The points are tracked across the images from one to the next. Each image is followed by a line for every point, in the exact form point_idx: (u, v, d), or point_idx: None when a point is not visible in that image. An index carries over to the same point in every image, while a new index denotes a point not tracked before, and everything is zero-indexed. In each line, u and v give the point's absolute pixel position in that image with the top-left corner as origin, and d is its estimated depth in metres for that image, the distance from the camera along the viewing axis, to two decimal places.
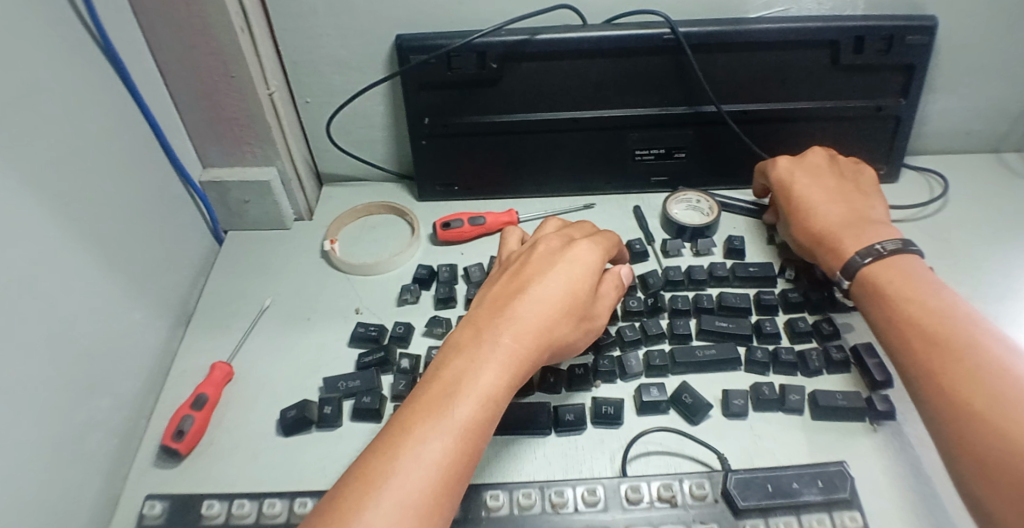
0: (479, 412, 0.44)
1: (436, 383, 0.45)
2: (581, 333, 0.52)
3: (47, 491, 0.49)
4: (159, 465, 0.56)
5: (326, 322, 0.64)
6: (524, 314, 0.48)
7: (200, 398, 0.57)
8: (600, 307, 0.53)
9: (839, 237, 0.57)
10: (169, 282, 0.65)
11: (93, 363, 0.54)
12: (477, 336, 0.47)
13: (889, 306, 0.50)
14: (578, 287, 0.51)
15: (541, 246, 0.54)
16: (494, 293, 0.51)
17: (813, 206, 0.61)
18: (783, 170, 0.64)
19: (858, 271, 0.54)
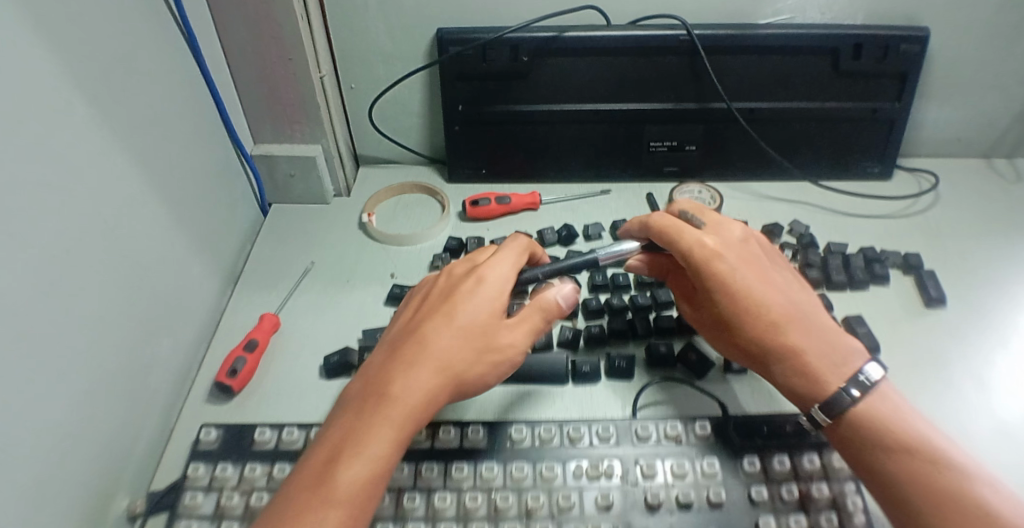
0: (374, 464, 0.44)
1: (332, 444, 0.45)
2: (494, 372, 0.50)
3: (118, 414, 0.55)
4: (213, 401, 0.62)
5: (365, 285, 0.70)
6: (429, 368, 0.47)
7: (251, 342, 0.63)
8: (517, 336, 0.50)
9: (805, 357, 0.51)
10: (222, 243, 0.71)
11: (158, 306, 0.60)
12: (378, 390, 0.46)
13: (854, 443, 0.48)
14: (488, 330, 0.49)
15: (462, 282, 0.52)
16: (406, 336, 0.50)
17: (772, 310, 0.52)
18: (698, 246, 0.55)
19: (846, 409, 0.49)
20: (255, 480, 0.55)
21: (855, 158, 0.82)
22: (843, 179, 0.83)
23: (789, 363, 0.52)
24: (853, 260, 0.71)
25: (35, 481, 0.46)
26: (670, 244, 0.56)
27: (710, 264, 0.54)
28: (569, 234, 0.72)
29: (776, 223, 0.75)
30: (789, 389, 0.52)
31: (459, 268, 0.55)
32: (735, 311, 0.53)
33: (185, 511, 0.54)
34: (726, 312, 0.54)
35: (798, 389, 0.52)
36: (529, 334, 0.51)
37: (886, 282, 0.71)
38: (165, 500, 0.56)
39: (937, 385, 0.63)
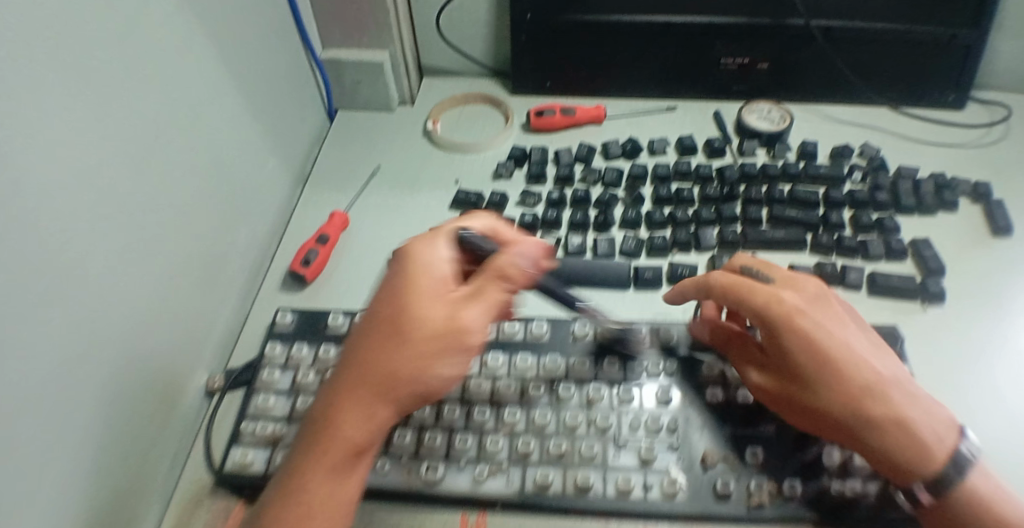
0: (332, 503, 0.43)
1: (302, 490, 0.43)
2: (449, 363, 0.45)
3: (201, 291, 0.59)
4: (286, 289, 0.65)
5: (429, 189, 0.72)
6: (375, 398, 0.44)
7: (323, 236, 0.66)
8: (472, 322, 0.46)
9: (909, 434, 0.46)
10: (292, 144, 0.73)
11: (236, 195, 0.63)
12: (322, 432, 0.44)
13: (955, 523, 0.46)
14: (435, 339, 0.45)
15: (412, 291, 0.46)
16: (351, 358, 0.45)
17: (865, 376, 0.48)
18: (779, 301, 0.51)
19: (954, 485, 0.45)
20: (328, 362, 0.57)
21: (923, 85, 0.78)
22: (913, 107, 0.80)
23: (889, 437, 0.47)
24: (924, 185, 0.69)
25: (134, 334, 0.50)
26: (748, 306, 0.52)
27: (797, 349, 0.49)
28: (635, 148, 0.72)
29: (846, 145, 0.74)
30: (883, 466, 0.48)
31: (416, 261, 0.47)
32: (828, 391, 0.48)
33: (263, 385, 0.57)
34: (814, 375, 0.49)
35: (900, 464, 0.47)
36: (486, 313, 0.46)
37: (954, 209, 0.70)
38: (243, 377, 0.60)
39: (1001, 309, 0.62)
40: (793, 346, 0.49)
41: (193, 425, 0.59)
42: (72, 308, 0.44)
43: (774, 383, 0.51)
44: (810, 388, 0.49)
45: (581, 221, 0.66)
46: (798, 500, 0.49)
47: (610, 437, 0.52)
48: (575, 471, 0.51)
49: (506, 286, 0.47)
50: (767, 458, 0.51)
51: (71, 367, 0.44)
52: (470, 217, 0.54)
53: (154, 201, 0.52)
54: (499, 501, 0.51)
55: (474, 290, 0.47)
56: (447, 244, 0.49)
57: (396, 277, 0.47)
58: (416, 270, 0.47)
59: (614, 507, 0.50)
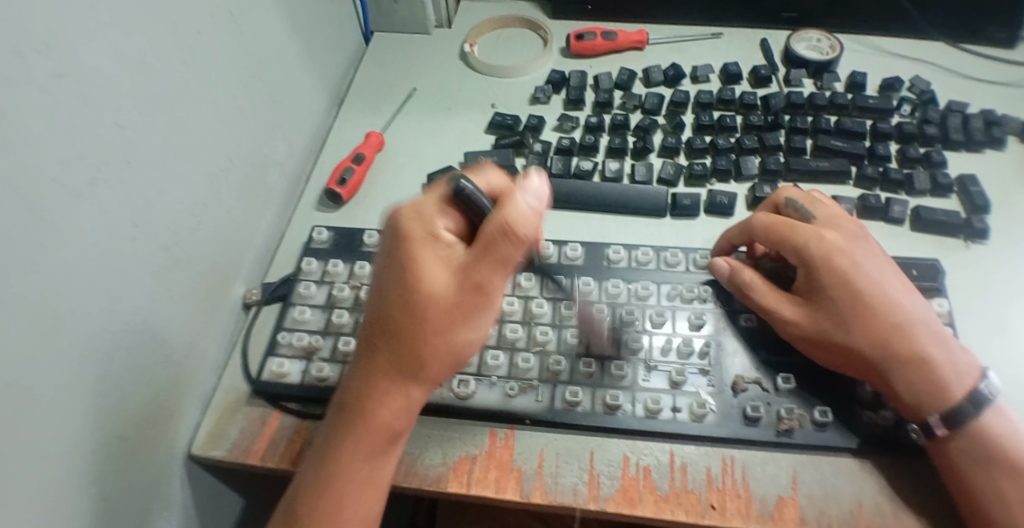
0: (379, 481, 0.45)
1: (338, 468, 0.43)
2: (471, 327, 0.42)
3: (239, 204, 0.59)
4: (321, 208, 0.66)
5: (464, 112, 0.71)
6: (404, 378, 0.42)
7: (358, 155, 0.66)
8: (490, 283, 0.40)
9: (931, 368, 0.47)
10: (327, 64, 0.72)
11: (273, 111, 0.63)
12: (355, 416, 0.43)
13: (960, 462, 0.45)
14: (455, 308, 0.41)
15: (416, 275, 0.41)
16: (370, 341, 0.43)
17: (896, 315, 0.48)
18: (815, 239, 0.51)
19: (967, 424, 0.45)
20: (364, 278, 0.58)
21: (985, 19, 0.74)
22: (968, 42, 0.76)
23: (911, 373, 0.47)
24: (973, 120, 0.67)
25: (174, 238, 0.51)
26: (788, 243, 0.52)
27: (831, 285, 0.49)
28: (676, 75, 0.70)
29: (896, 77, 0.71)
30: (900, 400, 0.48)
31: (414, 226, 0.42)
32: (856, 323, 0.48)
33: (300, 298, 0.58)
34: (844, 308, 0.48)
35: (921, 396, 0.46)
36: (501, 270, 0.40)
37: (1003, 146, 0.67)
38: (280, 290, 0.60)
39: None
40: (825, 284, 0.49)
41: (231, 335, 0.59)
42: (111, 202, 0.45)
43: (806, 317, 0.50)
44: (838, 321, 0.48)
45: (620, 147, 0.64)
46: (828, 428, 0.49)
47: (641, 359, 0.52)
48: (604, 390, 0.51)
49: (514, 242, 0.40)
50: (799, 385, 0.51)
51: (113, 260, 0.45)
52: (473, 174, 0.46)
53: (192, 105, 0.52)
54: (528, 418, 0.51)
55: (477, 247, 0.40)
56: (446, 209, 0.43)
57: (391, 248, 0.42)
58: (409, 239, 0.41)
59: (642, 427, 0.50)
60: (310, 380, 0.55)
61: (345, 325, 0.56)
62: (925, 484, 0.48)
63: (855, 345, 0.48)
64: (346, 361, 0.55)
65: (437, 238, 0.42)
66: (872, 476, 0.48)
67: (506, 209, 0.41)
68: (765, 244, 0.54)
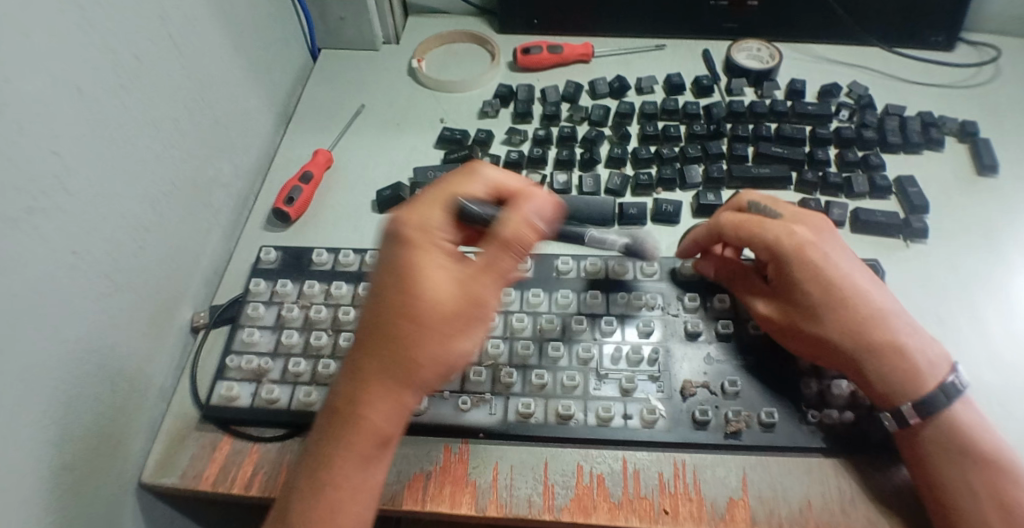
0: (363, 498, 0.41)
1: (322, 480, 0.40)
2: (471, 337, 0.40)
3: (185, 227, 0.58)
4: (270, 228, 0.65)
5: (414, 128, 0.71)
6: (396, 384, 0.40)
7: (306, 174, 0.65)
8: (490, 295, 0.40)
9: (903, 358, 0.48)
10: (274, 83, 0.72)
11: (218, 131, 0.62)
12: (344, 422, 0.40)
13: (927, 451, 0.46)
14: (456, 317, 0.40)
15: (419, 278, 0.40)
16: (364, 345, 0.41)
17: (869, 307, 0.49)
18: (783, 232, 0.51)
19: (936, 413, 0.47)
20: (313, 297, 0.58)
21: (917, 25, 0.77)
22: (903, 47, 0.79)
23: (885, 362, 0.48)
24: (910, 123, 0.69)
25: (119, 262, 0.50)
26: (758, 239, 0.52)
27: (805, 277, 0.50)
28: (621, 88, 0.71)
29: (833, 83, 0.74)
30: (873, 390, 0.49)
31: (416, 232, 0.41)
32: (830, 314, 0.49)
33: (248, 320, 0.57)
34: (822, 300, 0.49)
35: (897, 385, 0.47)
36: (498, 282, 0.41)
37: (941, 147, 0.70)
38: (228, 313, 0.59)
39: (981, 243, 0.63)
40: (801, 277, 0.50)
41: (178, 361, 0.58)
42: (50, 229, 0.44)
43: (782, 311, 0.51)
44: (812, 313, 0.49)
45: (567, 159, 0.65)
46: (775, 428, 0.51)
47: (592, 368, 0.53)
48: (556, 400, 0.52)
49: (514, 253, 0.41)
50: (745, 388, 0.52)
51: (54, 288, 0.44)
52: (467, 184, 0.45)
53: (134, 128, 0.51)
54: (482, 431, 0.51)
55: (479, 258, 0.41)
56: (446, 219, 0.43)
57: (393, 252, 0.41)
58: (412, 244, 0.41)
59: (594, 436, 0.50)
60: (260, 403, 0.54)
61: (295, 346, 0.55)
62: (875, 478, 0.49)
63: (832, 337, 0.49)
64: (297, 381, 0.54)
65: (438, 244, 0.41)
66: (820, 473, 0.49)
67: (508, 220, 0.41)
68: (735, 241, 0.54)
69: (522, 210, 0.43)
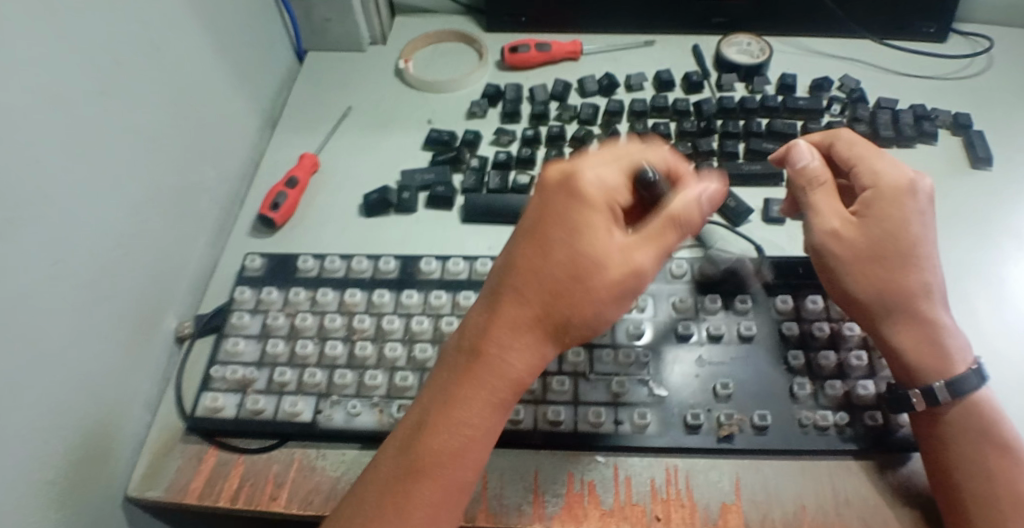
0: (481, 437, 0.42)
1: (446, 412, 0.41)
2: (619, 307, 0.42)
3: (168, 236, 0.57)
4: (256, 234, 0.64)
5: (402, 130, 0.70)
6: (543, 336, 0.41)
7: (292, 179, 0.65)
8: (649, 267, 0.42)
9: (937, 337, 0.47)
10: (259, 88, 0.71)
11: (202, 136, 0.61)
12: (483, 360, 0.41)
13: (946, 437, 0.46)
14: (617, 288, 0.41)
15: (593, 236, 0.41)
16: (522, 289, 0.41)
17: (929, 276, 0.48)
18: (888, 182, 0.50)
19: (964, 394, 0.46)
20: (299, 305, 0.57)
21: (911, 16, 0.76)
22: (896, 38, 0.78)
23: (915, 330, 0.48)
24: (903, 116, 0.69)
25: (99, 274, 0.49)
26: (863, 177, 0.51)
27: (881, 228, 0.48)
28: (610, 85, 0.71)
29: (825, 77, 0.73)
30: (899, 360, 0.48)
31: (600, 194, 0.42)
32: (886, 270, 0.48)
33: (233, 329, 0.56)
34: (885, 253, 0.48)
35: (922, 354, 0.47)
36: (662, 255, 0.42)
37: (935, 140, 0.69)
38: (213, 321, 0.58)
39: (977, 237, 0.62)
40: (876, 226, 0.49)
41: (163, 372, 0.57)
42: (29, 242, 0.43)
43: (845, 246, 0.49)
44: (879, 257, 0.48)
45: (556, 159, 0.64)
46: (768, 431, 0.50)
47: (581, 373, 0.52)
48: (545, 406, 0.51)
49: (678, 231, 0.43)
50: (738, 391, 0.51)
51: (34, 304, 0.43)
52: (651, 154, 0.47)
53: (115, 136, 0.50)
54: None
55: (645, 229, 0.43)
56: (626, 185, 0.44)
57: (556, 200, 0.42)
58: (590, 204, 0.41)
59: (585, 441, 0.50)
60: (245, 414, 0.53)
61: (281, 355, 0.54)
62: (867, 480, 0.49)
63: (883, 288, 0.48)
64: (283, 391, 0.53)
65: (604, 200, 0.42)
66: (813, 477, 0.49)
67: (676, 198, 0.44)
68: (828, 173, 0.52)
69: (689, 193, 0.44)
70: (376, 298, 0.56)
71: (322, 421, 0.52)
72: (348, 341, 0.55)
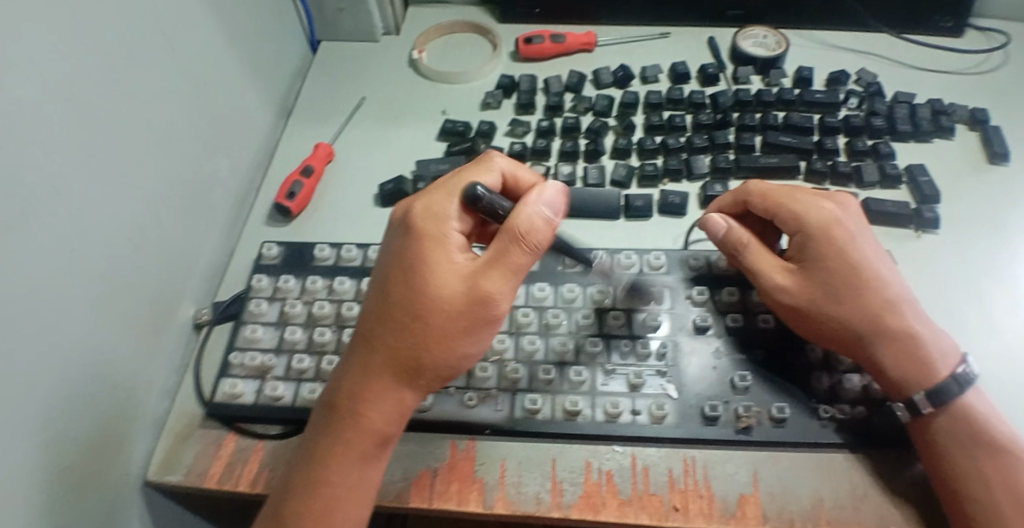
0: (359, 485, 0.43)
1: (318, 464, 0.43)
2: (475, 336, 0.43)
3: (184, 225, 0.57)
4: (271, 224, 0.64)
5: (417, 120, 0.70)
6: (400, 379, 0.42)
7: (307, 169, 0.64)
8: (499, 292, 0.42)
9: (914, 348, 0.47)
10: (272, 78, 0.71)
11: (217, 125, 0.61)
12: (348, 412, 0.43)
13: (939, 443, 0.46)
14: (459, 317, 0.42)
15: (428, 276, 0.42)
16: (370, 340, 0.43)
17: (889, 290, 0.49)
18: (817, 213, 0.51)
19: (950, 401, 0.46)
20: (316, 293, 0.57)
21: (927, 11, 0.76)
22: (911, 33, 0.78)
23: (896, 345, 0.48)
24: (920, 110, 0.68)
25: (112, 262, 0.49)
26: (785, 211, 0.52)
27: (826, 256, 0.50)
28: (626, 76, 0.70)
29: (841, 71, 0.72)
30: (885, 378, 0.48)
31: (430, 226, 0.43)
32: (846, 297, 0.48)
33: (250, 317, 0.56)
34: (837, 286, 0.49)
35: (903, 368, 0.47)
36: (511, 278, 0.42)
37: (951, 135, 0.69)
38: (230, 310, 0.58)
39: (994, 234, 0.62)
40: (815, 268, 0.50)
41: (180, 361, 0.57)
42: (45, 229, 0.43)
43: (798, 289, 0.50)
44: (828, 292, 0.49)
45: (572, 150, 0.64)
46: (786, 423, 0.50)
47: (599, 363, 0.52)
48: (563, 396, 0.51)
49: (524, 249, 0.42)
50: (757, 382, 0.51)
51: (47, 289, 0.43)
52: (479, 173, 0.47)
53: (130, 125, 0.50)
54: (488, 428, 0.50)
55: (491, 256, 0.42)
56: (458, 217, 0.44)
57: (408, 246, 0.43)
58: (432, 242, 0.43)
59: (603, 431, 0.50)
60: (264, 401, 0.53)
61: (298, 343, 0.55)
62: (878, 476, 0.48)
63: (846, 318, 0.48)
64: (300, 379, 0.53)
65: (434, 241, 0.43)
66: (832, 468, 0.49)
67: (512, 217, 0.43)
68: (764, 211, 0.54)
69: (528, 204, 0.43)
70: None
71: None
72: None
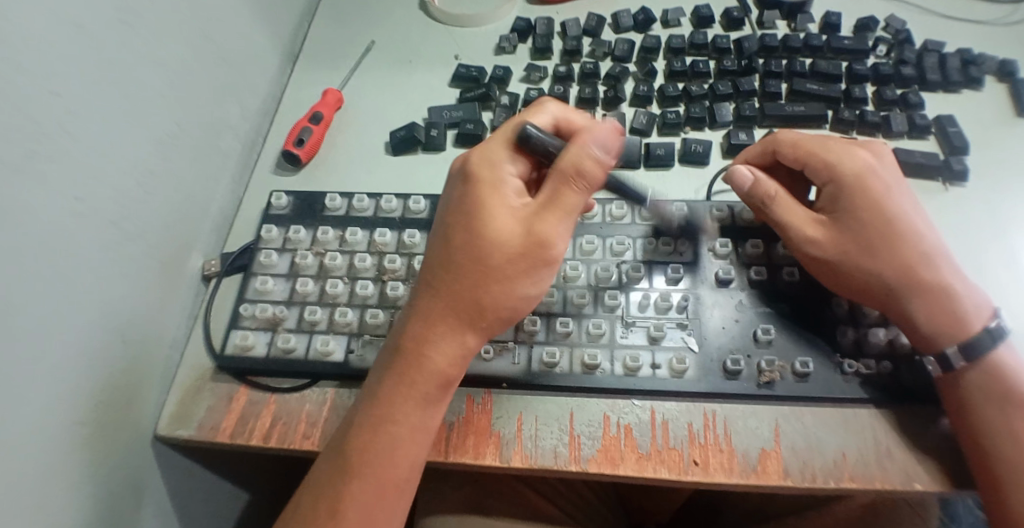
0: (419, 430, 0.43)
1: (378, 409, 0.42)
2: (535, 279, 0.42)
3: (193, 172, 0.55)
4: (280, 172, 0.62)
5: (429, 66, 0.67)
6: (461, 324, 0.42)
7: (316, 115, 0.62)
8: (556, 234, 0.41)
9: (946, 300, 0.46)
10: (279, 19, 0.67)
11: (225, 68, 0.59)
12: (408, 357, 0.42)
13: (968, 399, 0.45)
14: (521, 258, 0.41)
15: (487, 219, 0.42)
16: (433, 285, 0.42)
17: (923, 242, 0.47)
18: (849, 161, 0.50)
19: (983, 356, 0.46)
20: (328, 244, 0.55)
21: None
22: None
23: (929, 299, 0.47)
24: (950, 60, 0.65)
25: (124, 210, 0.48)
26: (819, 161, 0.50)
27: (858, 205, 0.48)
28: (647, 20, 0.67)
29: (870, 16, 0.69)
30: (916, 330, 0.47)
31: (486, 172, 0.43)
32: (880, 250, 0.47)
33: (261, 268, 0.55)
34: (872, 238, 0.47)
35: (938, 322, 0.46)
36: (570, 218, 0.42)
37: (980, 86, 0.65)
38: (240, 261, 0.57)
39: None
40: (848, 218, 0.48)
41: (191, 310, 0.56)
42: (51, 173, 0.41)
43: (831, 242, 0.49)
44: (863, 245, 0.48)
45: (590, 97, 0.62)
46: (810, 378, 0.49)
47: (618, 316, 0.51)
48: (582, 350, 0.50)
49: (580, 190, 0.42)
50: (780, 336, 0.50)
51: (54, 234, 0.42)
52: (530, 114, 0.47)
53: (139, 67, 0.48)
54: (504, 381, 0.49)
55: (549, 198, 0.42)
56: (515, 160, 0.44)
57: (464, 194, 0.43)
58: (490, 187, 0.43)
59: (622, 385, 0.49)
60: (276, 353, 0.52)
61: (311, 294, 0.53)
62: (902, 432, 0.47)
63: (882, 271, 0.47)
64: (313, 330, 0.52)
65: (494, 183, 0.43)
66: (855, 424, 0.48)
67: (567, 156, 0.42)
68: (791, 162, 0.52)
69: (583, 145, 0.42)
70: (405, 238, 0.54)
71: (353, 361, 0.51)
72: (378, 280, 0.53)
